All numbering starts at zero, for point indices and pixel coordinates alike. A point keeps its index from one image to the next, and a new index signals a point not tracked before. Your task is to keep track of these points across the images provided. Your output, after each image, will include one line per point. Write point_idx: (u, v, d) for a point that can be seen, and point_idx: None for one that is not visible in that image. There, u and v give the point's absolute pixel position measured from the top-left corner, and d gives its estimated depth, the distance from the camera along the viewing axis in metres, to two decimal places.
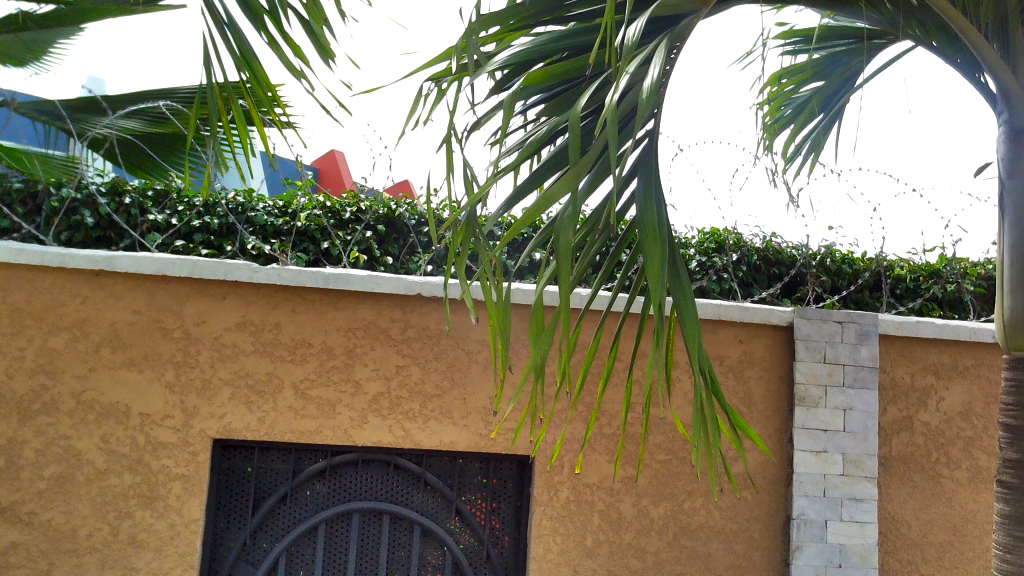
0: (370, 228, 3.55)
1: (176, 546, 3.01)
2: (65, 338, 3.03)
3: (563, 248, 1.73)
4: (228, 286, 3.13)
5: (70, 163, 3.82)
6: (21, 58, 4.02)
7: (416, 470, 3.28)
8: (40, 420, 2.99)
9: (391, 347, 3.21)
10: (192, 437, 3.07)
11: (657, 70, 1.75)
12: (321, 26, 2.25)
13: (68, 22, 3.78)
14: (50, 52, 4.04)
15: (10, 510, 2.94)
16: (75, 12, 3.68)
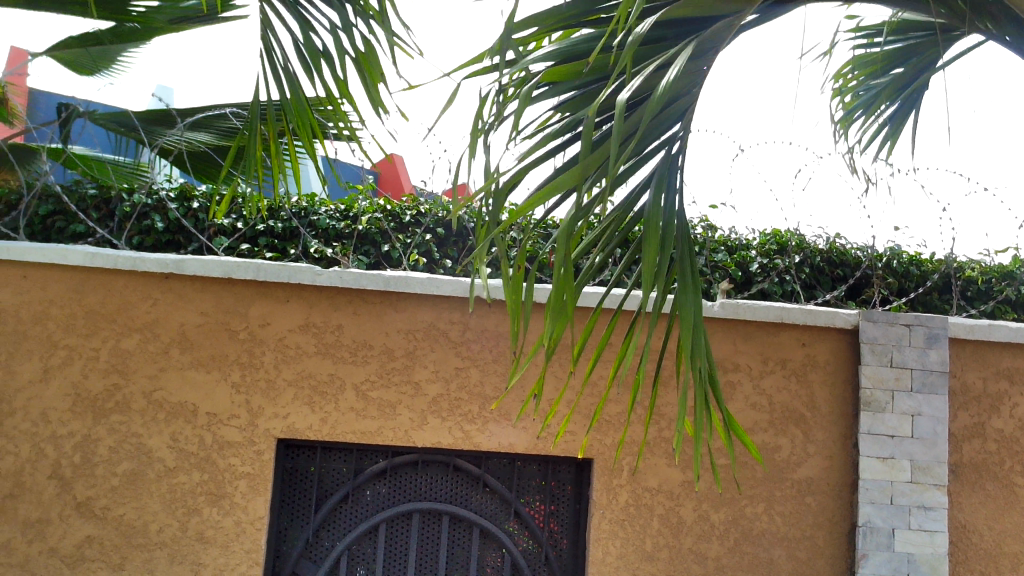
0: (430, 231, 3.59)
1: (243, 543, 3.08)
2: (136, 338, 3.13)
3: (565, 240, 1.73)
4: (291, 289, 3.19)
5: (139, 170, 3.96)
6: (92, 67, 4.15)
7: (476, 471, 3.30)
8: (113, 418, 3.09)
9: (451, 349, 3.23)
10: (258, 436, 3.14)
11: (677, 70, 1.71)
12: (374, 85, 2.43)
13: (138, 39, 3.91)
14: (118, 61, 4.17)
15: (86, 505, 3.05)
16: (146, 31, 3.81)
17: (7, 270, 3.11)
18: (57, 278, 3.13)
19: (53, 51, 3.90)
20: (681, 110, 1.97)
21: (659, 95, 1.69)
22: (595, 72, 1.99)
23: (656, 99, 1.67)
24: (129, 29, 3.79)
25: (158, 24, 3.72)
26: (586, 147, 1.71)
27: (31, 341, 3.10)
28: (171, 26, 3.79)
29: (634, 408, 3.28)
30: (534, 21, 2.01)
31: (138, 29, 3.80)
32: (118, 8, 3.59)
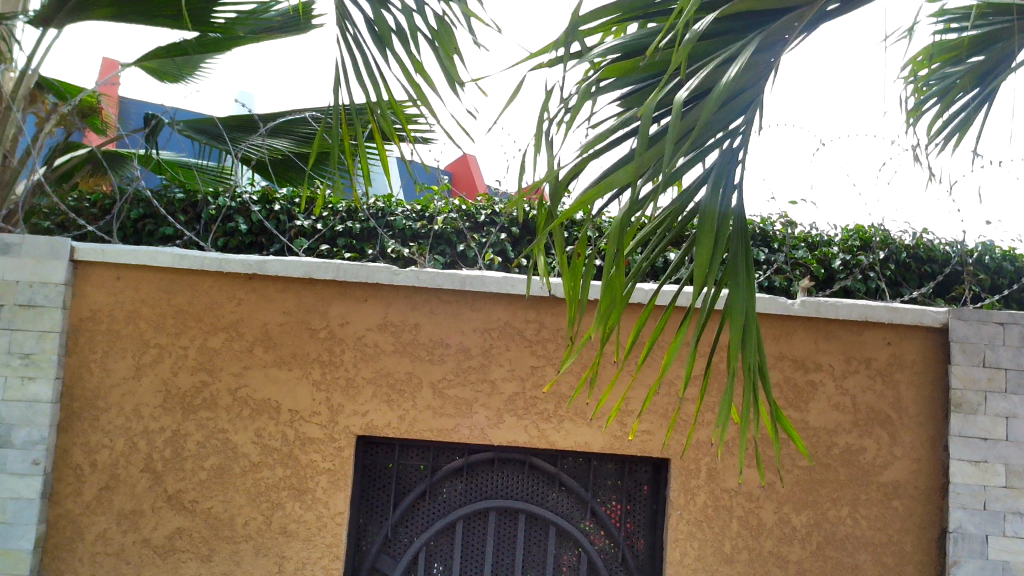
0: (505, 231, 3.63)
1: (324, 537, 3.15)
2: (222, 337, 3.23)
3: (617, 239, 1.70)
4: (369, 289, 3.25)
5: (221, 175, 4.10)
6: (178, 74, 4.31)
7: (551, 470, 3.30)
8: (201, 414, 3.20)
9: (526, 348, 3.24)
10: (338, 433, 3.20)
11: (738, 67, 1.65)
12: (450, 56, 2.20)
13: (220, 48, 4.03)
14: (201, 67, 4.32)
15: (176, 498, 3.17)
16: (227, 39, 3.92)
17: (101, 271, 3.25)
18: (148, 279, 3.25)
19: (142, 62, 4.06)
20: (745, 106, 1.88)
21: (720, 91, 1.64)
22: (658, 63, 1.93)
23: (715, 95, 1.61)
24: (211, 40, 3.91)
25: (239, 34, 3.83)
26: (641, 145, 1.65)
27: (124, 339, 3.23)
28: (250, 35, 3.90)
29: (712, 409, 3.23)
30: (600, 13, 1.96)
31: (220, 39, 3.91)
32: (202, 18, 3.71)
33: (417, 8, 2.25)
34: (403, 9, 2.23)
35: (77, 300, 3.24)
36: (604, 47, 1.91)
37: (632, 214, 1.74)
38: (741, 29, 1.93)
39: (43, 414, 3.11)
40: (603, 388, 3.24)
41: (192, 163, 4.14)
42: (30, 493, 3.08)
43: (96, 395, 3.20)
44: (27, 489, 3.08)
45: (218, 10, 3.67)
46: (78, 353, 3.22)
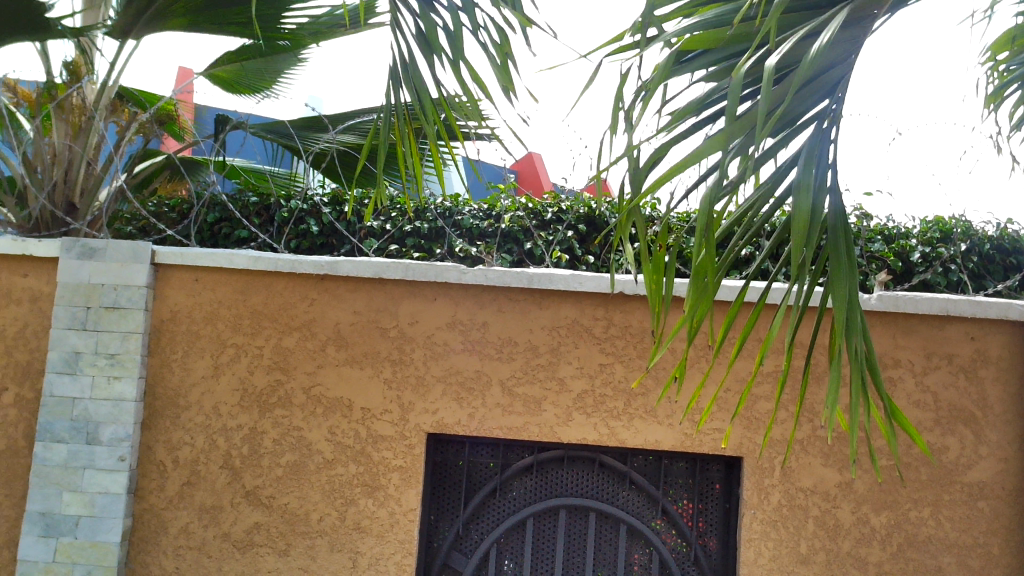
0: (572, 228, 3.62)
1: (397, 534, 3.20)
2: (295, 337, 3.30)
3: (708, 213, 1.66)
4: (438, 287, 3.28)
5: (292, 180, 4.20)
6: (252, 87, 4.54)
7: (622, 468, 3.28)
8: (277, 413, 3.27)
9: (595, 345, 3.23)
10: (409, 430, 3.24)
11: (830, 34, 1.62)
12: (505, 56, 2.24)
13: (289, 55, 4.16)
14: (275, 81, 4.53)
15: (254, 494, 3.25)
16: (295, 45, 4.01)
17: (181, 273, 3.36)
18: (225, 280, 3.34)
19: (214, 69, 4.19)
20: (832, 81, 1.84)
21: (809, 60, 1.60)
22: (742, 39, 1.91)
23: (808, 62, 1.58)
24: (279, 47, 4.01)
25: (305, 40, 3.92)
26: (731, 115, 1.63)
27: (203, 339, 3.33)
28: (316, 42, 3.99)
29: (788, 407, 3.16)
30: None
31: (288, 46, 4.00)
32: (270, 26, 3.80)
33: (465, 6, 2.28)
34: (450, 8, 2.28)
35: (158, 302, 3.35)
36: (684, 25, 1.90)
37: (721, 190, 1.71)
38: (824, 6, 1.89)
39: (128, 412, 3.22)
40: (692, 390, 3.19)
41: (263, 168, 4.26)
42: (117, 489, 3.19)
43: (177, 394, 3.31)
44: (114, 484, 3.19)
45: (285, 17, 3.76)
46: (160, 353, 3.33)
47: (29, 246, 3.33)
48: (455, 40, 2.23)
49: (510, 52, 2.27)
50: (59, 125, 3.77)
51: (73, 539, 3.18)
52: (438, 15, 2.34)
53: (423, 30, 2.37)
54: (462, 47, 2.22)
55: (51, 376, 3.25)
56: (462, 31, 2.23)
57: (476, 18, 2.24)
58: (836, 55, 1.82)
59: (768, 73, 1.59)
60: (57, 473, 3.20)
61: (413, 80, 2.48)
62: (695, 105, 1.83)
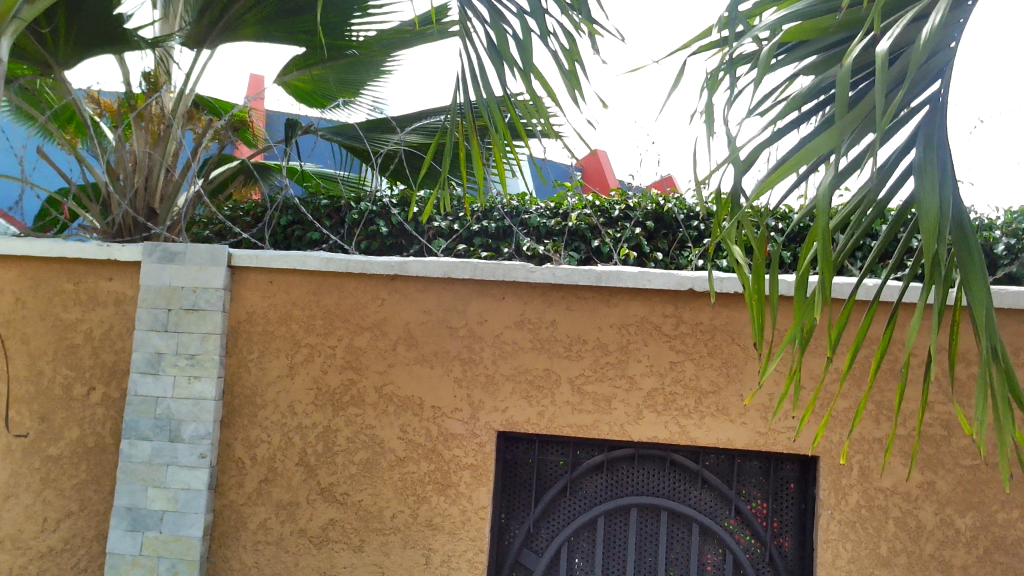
0: (640, 225, 3.60)
1: (468, 531, 3.22)
2: (367, 337, 3.36)
3: (823, 205, 1.60)
4: (507, 286, 3.29)
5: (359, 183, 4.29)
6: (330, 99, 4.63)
7: (694, 467, 3.24)
8: (349, 411, 3.33)
9: (664, 343, 3.20)
10: (479, 429, 3.26)
11: (942, 14, 1.57)
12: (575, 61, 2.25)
13: (359, 65, 4.21)
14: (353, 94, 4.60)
15: (329, 491, 3.31)
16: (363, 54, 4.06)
17: (256, 276, 3.44)
18: (298, 281, 3.42)
19: (286, 76, 4.29)
20: (941, 66, 1.77)
21: (923, 43, 1.55)
22: (843, 29, 1.87)
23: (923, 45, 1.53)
24: (348, 57, 4.08)
25: (372, 48, 3.98)
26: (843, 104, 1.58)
27: (279, 340, 3.41)
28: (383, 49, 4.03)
29: (866, 405, 3.08)
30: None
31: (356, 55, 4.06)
32: (337, 33, 3.87)
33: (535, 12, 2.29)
34: (518, 14, 2.29)
35: (235, 303, 3.44)
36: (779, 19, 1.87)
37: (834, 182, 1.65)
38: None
39: (208, 410, 3.32)
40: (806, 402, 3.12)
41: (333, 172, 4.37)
42: (198, 485, 3.29)
43: (254, 393, 3.40)
44: (195, 480, 3.29)
45: (351, 24, 3.82)
46: (237, 353, 3.42)
47: (114, 251, 3.47)
48: (525, 48, 2.24)
49: (579, 58, 2.28)
50: (140, 134, 3.94)
51: (158, 533, 3.28)
52: (506, 24, 2.35)
53: (491, 39, 2.38)
54: (532, 54, 2.22)
55: (135, 376, 3.37)
56: (532, 39, 2.24)
57: (544, 24, 2.26)
58: (943, 39, 1.76)
59: (880, 58, 1.55)
60: (143, 469, 3.31)
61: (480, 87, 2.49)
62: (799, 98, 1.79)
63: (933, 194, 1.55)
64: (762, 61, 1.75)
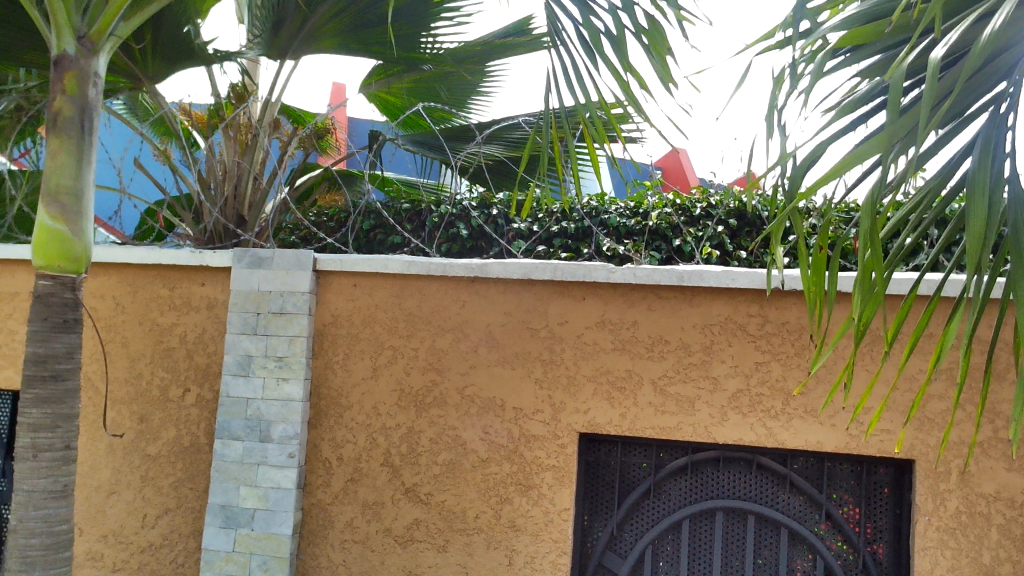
0: (722, 223, 3.56)
1: (551, 532, 3.22)
2: (449, 338, 3.39)
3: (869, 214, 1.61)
4: (587, 287, 3.28)
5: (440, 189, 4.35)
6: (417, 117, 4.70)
7: (781, 470, 3.17)
8: (432, 412, 3.37)
9: (749, 343, 3.13)
10: (561, 430, 3.25)
11: (1005, 16, 1.50)
12: (666, 54, 2.23)
13: (438, 83, 4.26)
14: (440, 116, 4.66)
15: (413, 491, 3.35)
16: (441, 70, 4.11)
17: (340, 279, 3.51)
18: (382, 284, 3.48)
19: (367, 88, 4.38)
20: (1008, 63, 1.71)
21: (983, 46, 1.49)
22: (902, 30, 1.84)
23: (981, 49, 1.46)
24: (425, 71, 4.14)
25: (448, 63, 4.03)
26: (893, 113, 1.55)
27: (363, 342, 3.47)
28: (459, 64, 4.06)
29: (964, 407, 2.95)
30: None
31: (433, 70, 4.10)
32: (413, 48, 3.92)
33: (626, 7, 2.28)
34: (610, 10, 2.28)
35: (321, 307, 3.52)
36: (840, 19, 1.85)
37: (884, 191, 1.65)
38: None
39: (296, 411, 3.40)
40: (862, 394, 3.04)
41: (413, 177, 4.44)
42: (288, 484, 3.37)
43: (340, 394, 3.46)
44: (285, 480, 3.37)
45: (425, 38, 3.87)
46: (323, 355, 3.50)
47: (206, 257, 3.59)
48: (618, 44, 2.24)
49: (670, 48, 2.25)
50: (228, 144, 4.04)
51: (250, 530, 3.38)
52: (599, 22, 2.34)
53: (586, 37, 2.36)
54: (626, 50, 2.22)
55: (227, 378, 3.47)
56: (625, 35, 2.23)
57: (637, 21, 2.25)
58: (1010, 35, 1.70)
59: (933, 66, 1.50)
60: (235, 469, 3.41)
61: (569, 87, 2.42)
62: (854, 102, 1.80)
63: (983, 202, 1.54)
64: (815, 67, 1.75)
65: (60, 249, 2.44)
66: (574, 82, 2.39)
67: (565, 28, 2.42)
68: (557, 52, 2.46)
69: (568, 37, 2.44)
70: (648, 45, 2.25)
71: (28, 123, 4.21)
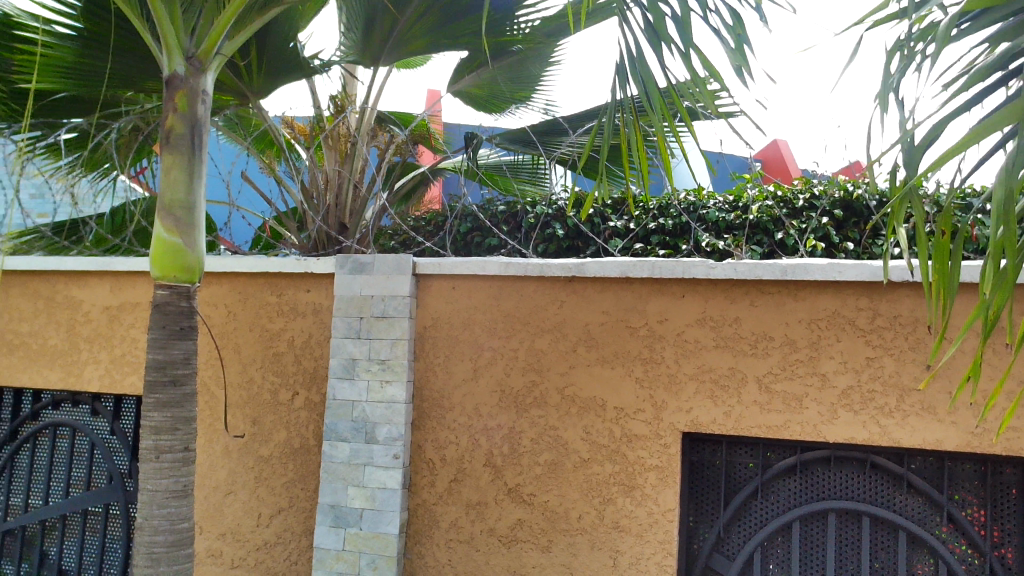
0: (827, 214, 3.48)
1: (656, 534, 3.17)
2: (548, 339, 3.39)
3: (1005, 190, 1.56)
4: (687, 284, 3.22)
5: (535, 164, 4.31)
6: (505, 99, 4.72)
7: (898, 470, 3.03)
8: (533, 412, 3.37)
9: (859, 337, 3.01)
10: (664, 429, 3.20)
11: None
12: (739, 39, 2.17)
13: (523, 63, 4.27)
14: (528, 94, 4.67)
15: (516, 492, 3.37)
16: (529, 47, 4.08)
17: (440, 282, 3.56)
18: (480, 286, 3.51)
19: (458, 84, 4.49)
20: None
21: None
22: None
23: None
24: (512, 55, 4.16)
25: (536, 41, 4.00)
26: None
27: (463, 344, 3.51)
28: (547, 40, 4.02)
29: None
30: None
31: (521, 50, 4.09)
32: (501, 31, 3.90)
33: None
34: None
35: (421, 310, 3.58)
36: None
37: (1016, 166, 1.59)
38: None
39: (400, 412, 3.46)
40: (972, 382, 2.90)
41: (508, 159, 4.41)
42: (393, 484, 3.43)
43: (442, 395, 3.51)
44: (391, 480, 3.44)
45: (513, 22, 3.84)
46: (424, 358, 3.56)
47: (310, 264, 3.71)
48: (682, 26, 2.19)
49: (744, 33, 2.18)
50: (328, 153, 4.19)
51: (359, 530, 3.46)
52: (664, 5, 2.29)
53: (650, 20, 2.31)
54: (691, 31, 2.17)
55: (333, 381, 3.57)
56: (691, 16, 2.18)
57: (705, 3, 2.20)
58: None
59: None
60: (343, 469, 3.50)
61: (637, 75, 2.37)
62: (979, 74, 1.73)
63: None
64: (939, 36, 1.69)
65: (176, 262, 2.56)
66: (637, 68, 2.34)
67: (631, 13, 2.37)
68: (622, 37, 2.41)
69: (633, 22, 2.38)
70: (721, 28, 2.19)
71: (145, 142, 4.45)
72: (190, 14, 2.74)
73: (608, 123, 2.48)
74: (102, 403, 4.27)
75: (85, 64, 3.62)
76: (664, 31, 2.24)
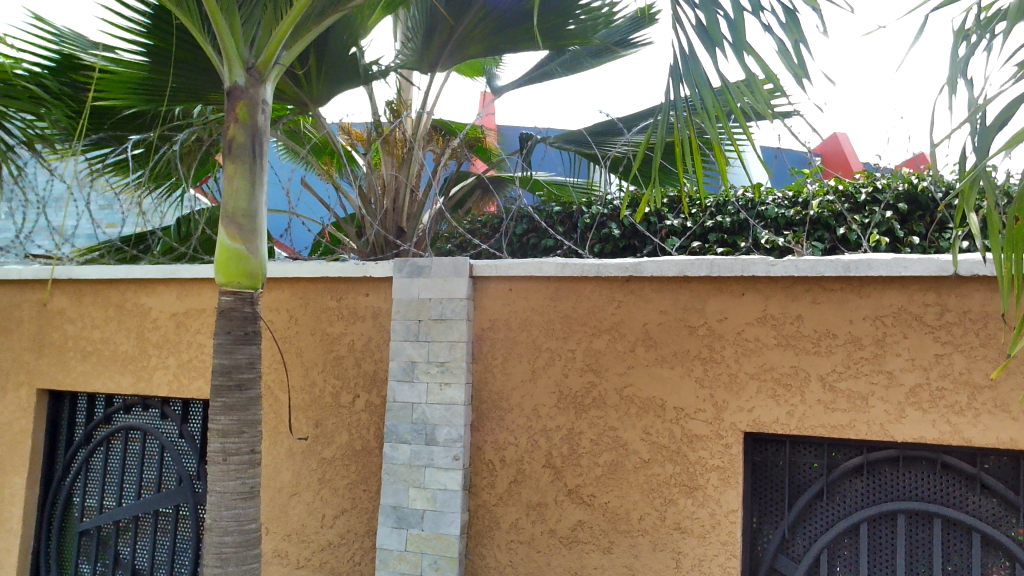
0: (891, 208, 3.40)
1: (719, 535, 3.13)
2: (605, 339, 3.37)
3: None
4: (746, 282, 3.18)
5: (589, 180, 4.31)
6: None
7: (970, 470, 2.94)
8: (592, 413, 3.36)
9: (927, 334, 2.93)
10: (725, 429, 3.16)
11: None
12: (796, 38, 2.13)
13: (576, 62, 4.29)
14: None
15: (576, 493, 3.36)
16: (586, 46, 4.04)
17: (497, 284, 3.58)
18: (537, 288, 3.52)
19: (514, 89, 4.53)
20: None
21: None
22: None
23: None
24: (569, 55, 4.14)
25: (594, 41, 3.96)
26: None
27: (521, 345, 3.52)
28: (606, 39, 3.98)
29: None
30: None
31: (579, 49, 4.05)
32: (559, 36, 3.87)
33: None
34: None
35: (478, 311, 3.60)
36: None
37: None
38: None
39: (459, 414, 3.48)
40: None
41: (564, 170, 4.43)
42: (454, 485, 3.45)
43: (500, 397, 3.53)
44: (452, 481, 3.46)
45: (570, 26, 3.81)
46: (482, 360, 3.57)
47: (370, 268, 3.76)
48: (736, 27, 2.16)
49: (800, 33, 2.14)
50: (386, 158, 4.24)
51: (421, 530, 3.49)
52: (716, 5, 2.27)
53: (702, 21, 2.29)
54: (744, 33, 2.14)
55: (393, 383, 3.61)
56: (745, 18, 2.15)
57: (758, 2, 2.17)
58: None
59: None
60: (404, 471, 3.54)
61: (691, 76, 2.35)
62: None
63: None
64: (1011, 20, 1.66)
65: (239, 267, 2.62)
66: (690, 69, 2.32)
67: (683, 14, 2.35)
68: (675, 38, 2.39)
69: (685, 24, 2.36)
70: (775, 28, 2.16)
71: (208, 152, 4.57)
72: (250, 26, 2.81)
73: (662, 123, 2.46)
74: (171, 407, 4.39)
75: (152, 83, 3.74)
76: (716, 33, 2.22)
